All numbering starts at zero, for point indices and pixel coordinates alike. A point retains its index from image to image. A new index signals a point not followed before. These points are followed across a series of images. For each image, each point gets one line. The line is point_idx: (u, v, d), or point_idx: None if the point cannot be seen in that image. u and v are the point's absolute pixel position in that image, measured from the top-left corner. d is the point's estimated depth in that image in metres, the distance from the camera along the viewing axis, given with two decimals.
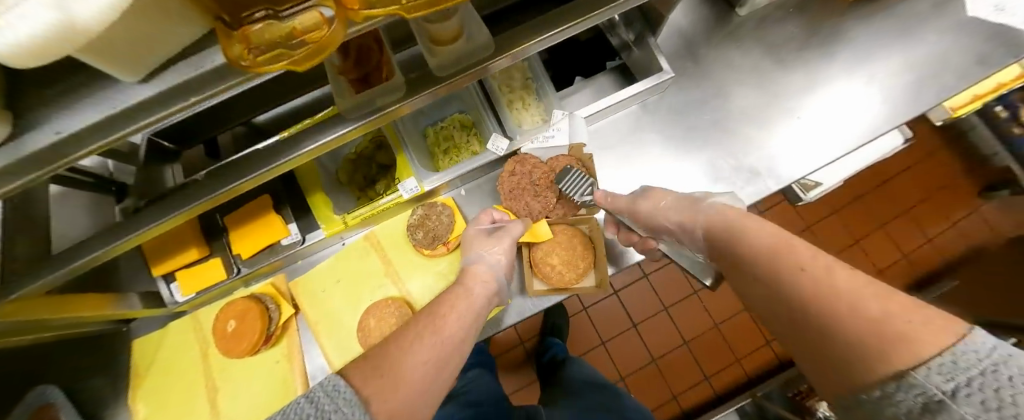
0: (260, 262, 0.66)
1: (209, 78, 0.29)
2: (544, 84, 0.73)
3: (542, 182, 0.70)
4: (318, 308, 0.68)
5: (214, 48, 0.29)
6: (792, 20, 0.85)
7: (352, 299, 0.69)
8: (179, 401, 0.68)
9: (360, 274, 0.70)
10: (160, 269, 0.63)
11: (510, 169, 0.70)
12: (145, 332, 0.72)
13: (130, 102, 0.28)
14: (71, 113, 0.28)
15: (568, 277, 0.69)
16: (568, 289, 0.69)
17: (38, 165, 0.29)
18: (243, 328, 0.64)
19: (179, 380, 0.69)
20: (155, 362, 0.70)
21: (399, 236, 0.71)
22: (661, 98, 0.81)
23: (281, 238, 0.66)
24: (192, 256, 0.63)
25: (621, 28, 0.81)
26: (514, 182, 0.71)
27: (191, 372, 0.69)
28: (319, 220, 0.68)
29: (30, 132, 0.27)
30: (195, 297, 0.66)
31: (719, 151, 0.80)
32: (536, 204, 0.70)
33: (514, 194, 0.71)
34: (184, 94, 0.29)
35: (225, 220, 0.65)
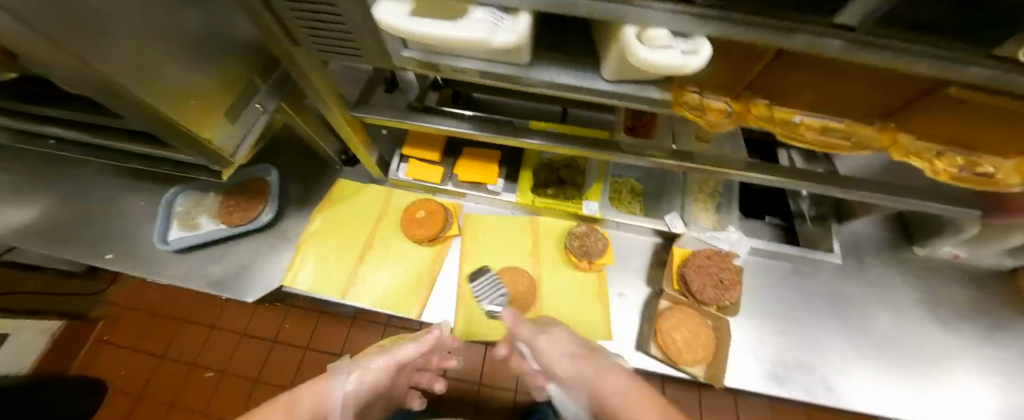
0: (463, 188, 0.84)
1: (636, 98, 0.47)
2: (730, 202, 0.85)
3: (727, 282, 0.76)
4: (474, 242, 0.84)
5: (653, 87, 0.46)
6: (964, 287, 0.89)
7: (499, 252, 0.83)
8: (342, 237, 0.84)
9: (514, 240, 0.85)
10: (406, 151, 0.84)
11: (709, 254, 0.78)
12: (351, 179, 0.92)
13: (594, 86, 0.47)
14: (560, 72, 0.47)
15: (682, 356, 0.73)
16: (678, 365, 0.73)
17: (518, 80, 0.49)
18: (427, 220, 0.80)
19: (352, 223, 0.85)
20: (344, 200, 0.88)
21: (555, 235, 0.84)
22: (814, 272, 0.89)
23: (487, 183, 0.83)
24: (432, 157, 0.84)
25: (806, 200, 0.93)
26: (704, 264, 0.77)
27: (363, 223, 0.86)
28: (517, 188, 0.83)
29: (538, 69, 0.47)
30: (409, 181, 0.85)
31: (845, 351, 0.83)
32: (709, 291, 0.74)
33: (698, 271, 0.76)
34: (615, 96, 0.47)
35: (464, 148, 0.85)
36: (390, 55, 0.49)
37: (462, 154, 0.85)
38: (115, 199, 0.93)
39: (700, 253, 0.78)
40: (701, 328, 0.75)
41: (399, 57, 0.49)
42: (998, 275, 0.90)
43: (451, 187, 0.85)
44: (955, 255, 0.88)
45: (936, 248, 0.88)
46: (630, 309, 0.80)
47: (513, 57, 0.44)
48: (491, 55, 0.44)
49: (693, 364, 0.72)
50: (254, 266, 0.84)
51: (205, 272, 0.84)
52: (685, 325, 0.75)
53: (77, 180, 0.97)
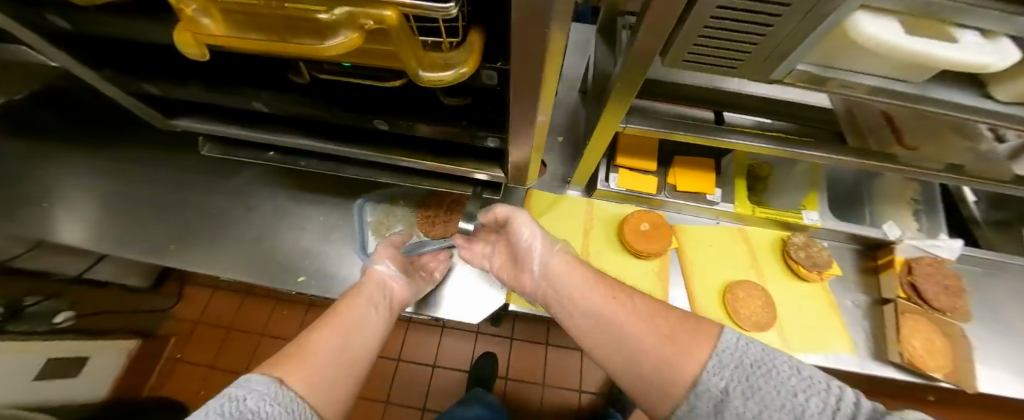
0: (683, 199, 0.81)
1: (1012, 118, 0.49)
2: (929, 209, 0.85)
3: (953, 288, 0.78)
4: (694, 254, 0.82)
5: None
6: None
7: (719, 264, 0.81)
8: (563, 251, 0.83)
9: (730, 251, 0.83)
10: (620, 160, 0.81)
11: (931, 262, 0.79)
12: (544, 190, 0.89)
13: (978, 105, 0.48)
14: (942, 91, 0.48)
15: (929, 363, 0.73)
16: (927, 373, 0.73)
17: (897, 97, 0.49)
18: (654, 233, 0.81)
19: (566, 238, 0.84)
20: (548, 214, 0.86)
21: (768, 244, 0.84)
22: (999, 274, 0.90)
23: (707, 193, 0.80)
24: (649, 167, 0.80)
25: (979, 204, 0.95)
26: (930, 271, 0.78)
27: (576, 237, 0.84)
28: (735, 199, 0.82)
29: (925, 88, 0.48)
30: (623, 192, 0.81)
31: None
32: (942, 298, 0.76)
33: (926, 279, 0.77)
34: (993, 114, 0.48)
35: (675, 157, 0.82)
36: (777, 71, 0.47)
37: (674, 162, 0.82)
38: (284, 211, 0.87)
39: (922, 261, 0.79)
40: (936, 334, 0.76)
41: (786, 72, 0.47)
42: None
43: (664, 197, 0.82)
44: None
45: None
46: (856, 317, 0.80)
47: (921, 75, 0.45)
48: (902, 72, 0.45)
49: (939, 370, 0.73)
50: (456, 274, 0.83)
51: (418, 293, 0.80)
52: (922, 331, 0.76)
53: (233, 191, 0.89)
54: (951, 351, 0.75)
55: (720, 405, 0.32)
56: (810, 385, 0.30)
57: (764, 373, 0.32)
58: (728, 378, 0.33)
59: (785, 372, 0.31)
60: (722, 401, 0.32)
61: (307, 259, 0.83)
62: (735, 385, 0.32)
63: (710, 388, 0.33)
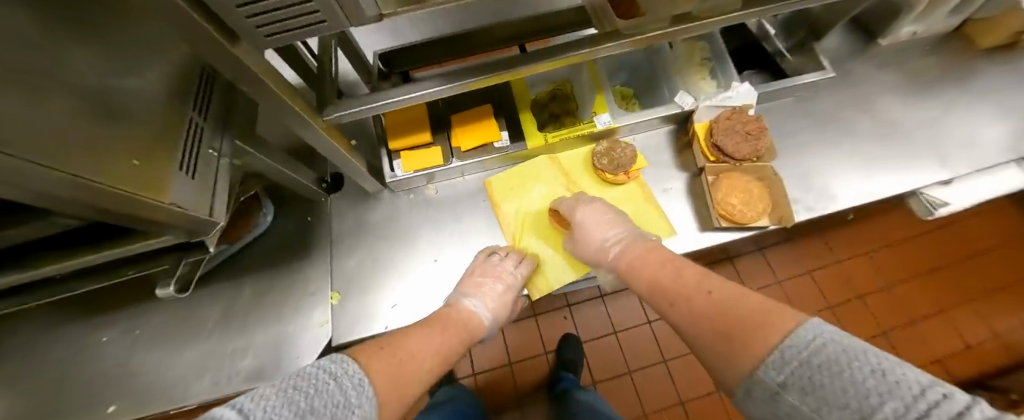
0: (471, 158, 0.76)
1: None
2: (723, 62, 0.84)
3: (754, 133, 0.76)
4: (506, 201, 0.78)
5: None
6: (932, 54, 0.94)
7: (536, 202, 0.78)
8: (376, 262, 0.76)
9: (543, 184, 0.79)
10: (394, 144, 0.74)
11: (727, 114, 0.77)
12: (346, 205, 0.81)
13: None
14: None
15: (748, 215, 0.72)
16: (748, 225, 0.72)
17: None
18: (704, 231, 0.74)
19: (377, 241, 0.78)
20: (346, 218, 0.80)
21: (581, 162, 0.80)
22: (814, 95, 0.91)
23: (493, 141, 0.76)
24: (424, 139, 0.74)
25: (778, 37, 0.93)
26: (728, 125, 0.77)
27: (391, 236, 0.78)
28: (525, 135, 0.78)
29: None
30: (412, 175, 0.75)
31: (863, 155, 0.87)
32: (746, 147, 0.74)
33: (726, 132, 0.76)
34: None
35: (451, 117, 0.77)
36: (364, 7, 0.40)
37: (452, 123, 0.76)
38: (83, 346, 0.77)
39: (719, 120, 0.77)
40: (748, 183, 0.75)
41: (373, 1, 0.40)
42: (947, 35, 0.95)
43: (456, 164, 0.77)
44: (914, 32, 0.91)
45: (897, 32, 0.91)
46: (678, 197, 0.79)
47: None
48: None
49: (761, 216, 0.73)
50: (266, 328, 0.75)
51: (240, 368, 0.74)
52: (735, 187, 0.74)
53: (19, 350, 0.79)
54: (769, 192, 0.75)
55: (776, 397, 0.35)
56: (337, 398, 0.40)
57: (833, 376, 0.31)
58: (787, 373, 0.35)
59: (865, 373, 0.30)
60: (779, 392, 0.35)
61: (117, 385, 0.76)
62: (792, 382, 0.34)
63: (767, 382, 0.36)
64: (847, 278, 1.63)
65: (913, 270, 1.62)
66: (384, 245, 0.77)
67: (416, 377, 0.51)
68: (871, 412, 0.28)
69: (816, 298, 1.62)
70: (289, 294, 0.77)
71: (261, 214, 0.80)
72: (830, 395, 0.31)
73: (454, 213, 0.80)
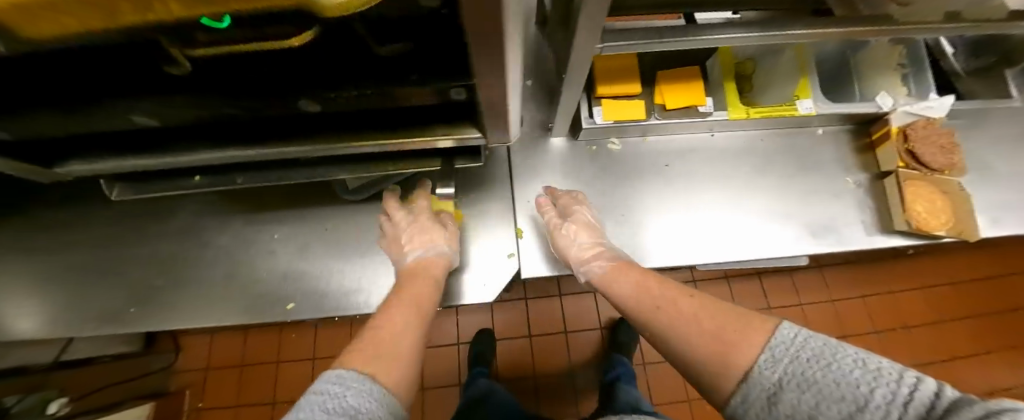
0: (673, 118, 0.74)
1: None
2: (920, 70, 0.83)
3: (947, 147, 0.77)
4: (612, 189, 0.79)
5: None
6: None
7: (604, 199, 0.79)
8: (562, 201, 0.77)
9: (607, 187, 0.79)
10: (603, 90, 0.72)
11: (925, 123, 0.77)
12: (527, 149, 0.80)
13: None
14: None
15: (933, 224, 0.74)
16: (932, 234, 0.74)
17: None
18: (931, 212, 0.75)
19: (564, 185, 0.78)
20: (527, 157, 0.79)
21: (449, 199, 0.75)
22: (984, 122, 0.91)
23: (698, 105, 0.74)
24: (634, 89, 0.72)
25: (960, 55, 0.92)
26: (925, 134, 0.77)
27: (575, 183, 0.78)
28: (726, 103, 0.76)
29: None
30: (612, 123, 0.73)
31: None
32: (939, 159, 0.76)
33: (923, 141, 0.76)
34: None
35: (659, 72, 0.74)
36: None
37: (660, 78, 0.74)
38: (252, 239, 0.76)
39: (916, 128, 0.77)
40: (935, 194, 0.76)
41: None
42: None
43: (654, 121, 0.75)
44: None
45: None
46: (858, 197, 0.80)
47: None
48: None
49: (944, 227, 0.74)
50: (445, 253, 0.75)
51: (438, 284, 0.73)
52: (923, 196, 0.76)
53: (184, 234, 0.78)
54: (953, 206, 0.76)
55: (773, 395, 0.42)
56: (361, 402, 0.43)
57: (824, 369, 0.39)
58: (783, 372, 0.42)
59: (850, 363, 0.39)
60: (777, 393, 0.41)
61: (285, 283, 0.75)
62: (789, 380, 0.41)
63: (765, 385, 0.43)
64: (896, 307, 1.69)
65: (966, 310, 1.69)
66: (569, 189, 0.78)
67: (401, 363, 0.50)
68: (867, 404, 0.36)
69: (864, 319, 1.69)
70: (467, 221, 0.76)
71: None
72: (826, 388, 0.38)
73: (634, 172, 0.79)
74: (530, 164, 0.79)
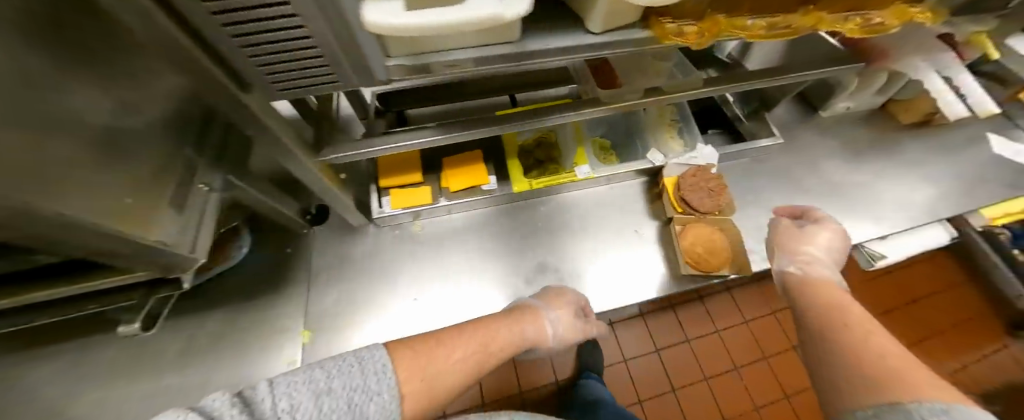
0: (461, 198, 0.80)
1: (622, 41, 0.49)
2: (688, 125, 0.94)
3: (717, 189, 0.84)
4: (427, 276, 0.80)
5: (639, 29, 0.49)
6: (868, 122, 1.12)
7: (425, 281, 0.79)
8: (361, 290, 0.77)
9: (419, 274, 0.80)
10: (385, 183, 0.77)
11: (692, 171, 0.85)
12: (329, 244, 0.81)
13: (587, 42, 0.47)
14: (553, 37, 0.47)
15: (713, 263, 0.79)
16: (713, 273, 0.78)
17: (513, 60, 0.47)
18: (712, 250, 0.79)
19: (366, 273, 0.79)
20: (327, 250, 0.80)
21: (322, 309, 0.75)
22: (766, 157, 1.03)
23: (481, 184, 0.80)
24: (415, 178, 0.78)
25: (735, 104, 1.07)
26: (693, 180, 0.85)
27: (375, 271, 0.79)
28: (510, 179, 0.83)
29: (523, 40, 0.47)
30: (399, 211, 0.77)
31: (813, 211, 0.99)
32: (708, 202, 0.83)
33: (691, 188, 0.84)
34: (607, 46, 0.48)
35: (442, 160, 0.80)
36: (362, 73, 0.45)
37: (443, 165, 0.80)
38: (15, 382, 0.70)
39: (683, 177, 0.85)
40: (714, 232, 0.81)
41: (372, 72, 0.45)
42: (875, 110, 1.14)
43: (444, 203, 0.80)
44: (849, 106, 1.10)
45: (836, 105, 1.09)
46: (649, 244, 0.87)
47: (503, 32, 0.44)
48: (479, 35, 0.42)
49: (726, 263, 0.79)
50: (230, 369, 0.71)
51: (423, 325, 0.75)
52: (702, 237, 0.81)
53: None
54: (731, 240, 0.81)
55: None
56: None
57: None
58: None
59: None
60: None
61: None
62: None
63: None
64: None
65: None
66: (367, 276, 0.78)
67: None
68: None
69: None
70: (257, 328, 0.74)
71: (236, 247, 0.78)
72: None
73: (434, 253, 0.82)
74: (326, 258, 0.79)
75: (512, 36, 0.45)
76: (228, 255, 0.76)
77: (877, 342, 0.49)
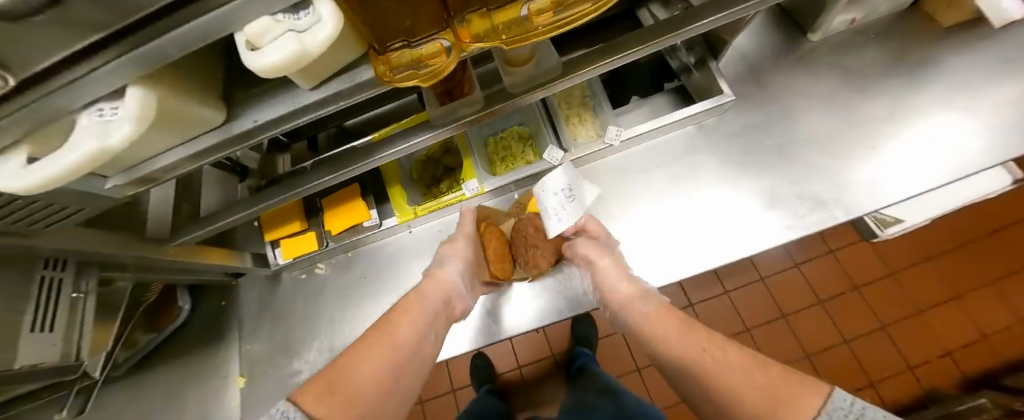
0: (345, 239, 0.78)
1: (356, 88, 0.39)
2: (601, 102, 0.78)
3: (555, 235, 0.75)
4: (336, 314, 0.82)
5: (365, 65, 0.38)
6: (874, 46, 0.85)
7: (334, 318, 0.81)
8: (278, 335, 0.82)
9: (329, 311, 0.82)
10: (271, 236, 0.78)
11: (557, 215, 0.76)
12: (249, 294, 0.86)
13: (308, 101, 0.39)
14: (272, 105, 0.40)
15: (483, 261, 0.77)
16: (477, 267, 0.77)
17: (240, 141, 0.41)
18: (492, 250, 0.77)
19: (281, 317, 0.83)
20: (248, 300, 0.85)
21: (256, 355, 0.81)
22: (720, 119, 0.83)
23: (363, 221, 0.77)
24: (295, 228, 0.77)
25: (682, 51, 0.84)
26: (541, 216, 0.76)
27: (289, 316, 0.83)
28: (394, 209, 0.79)
29: (242, 118, 0.40)
30: (291, 262, 0.79)
31: (794, 176, 0.79)
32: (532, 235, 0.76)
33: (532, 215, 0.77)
34: (339, 98, 0.39)
35: (323, 201, 0.79)
36: (102, 193, 0.43)
37: (324, 207, 0.79)
38: None
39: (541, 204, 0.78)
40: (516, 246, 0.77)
41: (109, 189, 0.43)
42: (890, 19, 0.85)
43: (333, 245, 0.80)
44: (849, 21, 0.82)
45: (828, 25, 0.82)
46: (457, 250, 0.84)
47: (195, 122, 0.38)
48: (168, 135, 0.37)
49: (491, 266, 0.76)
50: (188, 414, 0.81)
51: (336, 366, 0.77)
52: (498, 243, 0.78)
53: None
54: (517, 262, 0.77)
55: None
56: None
57: None
58: None
59: None
60: None
61: None
62: None
63: None
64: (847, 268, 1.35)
65: (927, 250, 1.34)
66: (283, 321, 0.83)
67: None
68: None
69: (839, 280, 1.34)
70: (203, 378, 0.83)
71: (179, 307, 0.85)
72: None
73: (345, 292, 0.83)
74: (249, 307, 0.85)
75: (217, 116, 0.39)
76: (169, 317, 0.84)
77: (720, 356, 0.40)
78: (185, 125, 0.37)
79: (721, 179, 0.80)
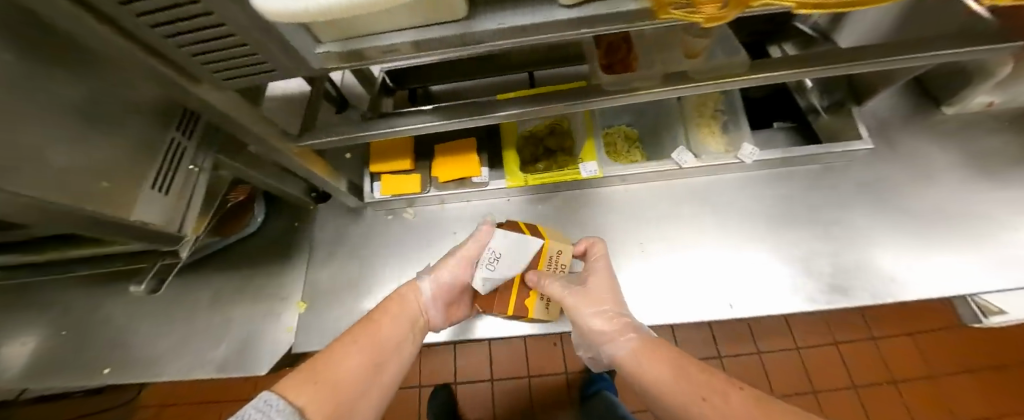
0: (449, 189, 0.76)
1: (608, 18, 0.37)
2: (737, 117, 0.76)
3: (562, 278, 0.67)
4: (416, 262, 0.78)
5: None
6: (1006, 133, 0.84)
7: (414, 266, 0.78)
8: (352, 268, 0.79)
9: (410, 258, 0.79)
10: (376, 168, 0.75)
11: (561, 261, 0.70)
12: (327, 221, 0.83)
13: (558, 19, 0.37)
14: (517, 14, 0.38)
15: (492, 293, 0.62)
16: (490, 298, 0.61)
17: (463, 44, 0.40)
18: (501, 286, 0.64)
19: (358, 252, 0.80)
20: (326, 226, 0.82)
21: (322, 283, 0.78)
22: (843, 165, 0.82)
23: (473, 175, 0.75)
24: (403, 166, 0.75)
25: (813, 93, 0.84)
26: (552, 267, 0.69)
27: (368, 252, 0.79)
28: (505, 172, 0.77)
29: (480, 19, 0.38)
30: (388, 199, 0.76)
31: (909, 242, 0.76)
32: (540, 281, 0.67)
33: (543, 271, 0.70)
34: (586, 24, 0.38)
35: (436, 146, 0.76)
36: (307, 60, 0.41)
37: (436, 152, 0.76)
38: (89, 306, 0.86)
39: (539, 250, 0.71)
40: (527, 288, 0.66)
41: (314, 56, 0.41)
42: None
43: (434, 193, 0.77)
44: (989, 103, 0.81)
45: (968, 101, 0.81)
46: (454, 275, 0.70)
47: (444, 11, 0.36)
48: (416, 13, 0.36)
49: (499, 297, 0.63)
50: (240, 327, 0.78)
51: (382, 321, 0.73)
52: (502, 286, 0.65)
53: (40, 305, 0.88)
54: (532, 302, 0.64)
55: None
56: None
57: None
58: None
59: None
60: None
61: (113, 348, 0.83)
62: None
63: None
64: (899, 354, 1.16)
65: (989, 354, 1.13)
66: (357, 255, 0.79)
67: None
68: None
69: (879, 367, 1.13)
70: (264, 294, 0.80)
71: (253, 215, 0.82)
72: None
73: (428, 241, 0.80)
74: (325, 235, 0.82)
75: (456, 14, 0.37)
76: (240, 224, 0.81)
77: (729, 399, 0.36)
78: (436, 9, 0.36)
79: (763, 233, 0.80)
